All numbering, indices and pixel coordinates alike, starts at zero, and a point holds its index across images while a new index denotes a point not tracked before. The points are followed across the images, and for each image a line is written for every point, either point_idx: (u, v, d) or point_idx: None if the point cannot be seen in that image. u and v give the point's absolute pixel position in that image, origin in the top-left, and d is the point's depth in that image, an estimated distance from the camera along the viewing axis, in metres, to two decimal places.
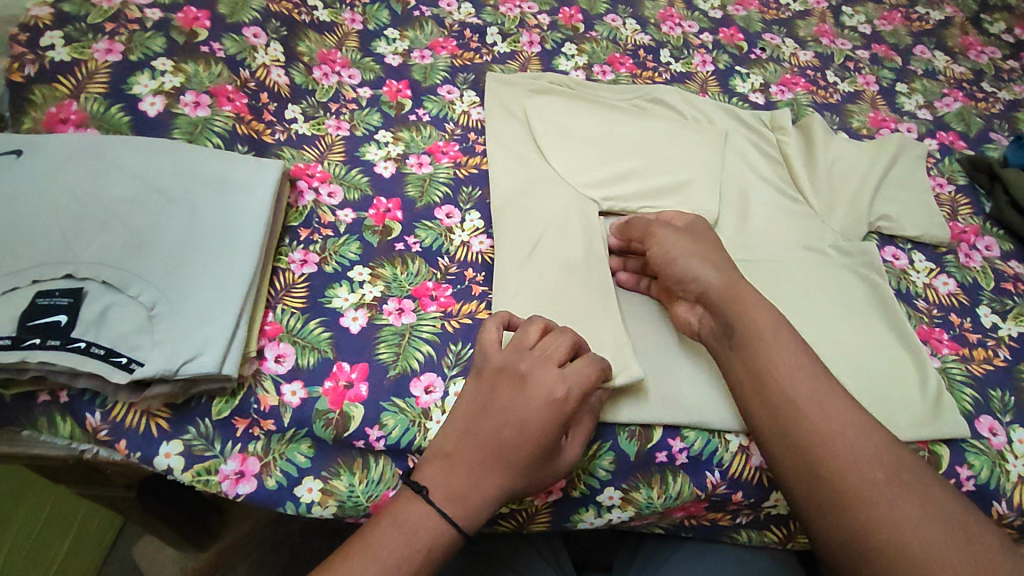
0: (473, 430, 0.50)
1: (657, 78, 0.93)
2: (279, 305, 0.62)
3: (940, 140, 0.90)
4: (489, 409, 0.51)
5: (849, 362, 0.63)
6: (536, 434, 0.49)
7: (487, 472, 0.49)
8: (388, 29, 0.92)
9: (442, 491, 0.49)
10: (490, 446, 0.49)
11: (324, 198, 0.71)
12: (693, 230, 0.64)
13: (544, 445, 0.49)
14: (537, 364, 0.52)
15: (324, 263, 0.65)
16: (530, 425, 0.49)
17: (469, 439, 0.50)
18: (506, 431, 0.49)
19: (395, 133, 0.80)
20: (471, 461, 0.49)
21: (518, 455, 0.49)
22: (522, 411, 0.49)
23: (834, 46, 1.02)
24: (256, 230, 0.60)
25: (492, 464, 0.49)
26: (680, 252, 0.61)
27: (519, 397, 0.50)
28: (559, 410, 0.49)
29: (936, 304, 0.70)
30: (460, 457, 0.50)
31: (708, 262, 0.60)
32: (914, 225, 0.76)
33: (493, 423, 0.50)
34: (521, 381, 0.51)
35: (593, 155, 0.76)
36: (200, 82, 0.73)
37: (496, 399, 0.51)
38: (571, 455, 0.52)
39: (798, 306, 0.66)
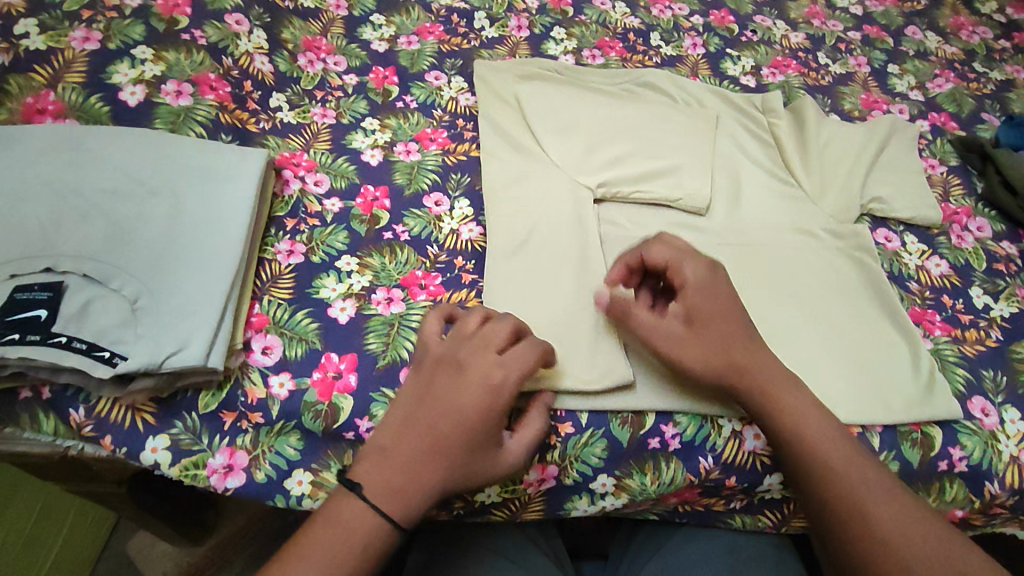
0: (412, 421, 0.50)
1: (647, 62, 0.92)
2: (265, 297, 0.61)
3: (932, 121, 0.89)
4: (427, 396, 0.51)
5: (824, 343, 0.62)
6: (476, 421, 0.49)
7: (421, 464, 0.48)
8: (374, 14, 0.90)
9: (379, 487, 0.47)
10: (426, 435, 0.49)
11: (311, 187, 0.70)
12: (697, 303, 0.55)
13: (480, 431, 0.49)
14: (475, 349, 0.52)
15: (310, 253, 0.64)
16: (467, 412, 0.49)
17: (407, 432, 0.49)
18: (444, 419, 0.49)
19: (382, 120, 0.78)
20: (408, 453, 0.48)
21: (455, 444, 0.49)
22: (460, 398, 0.49)
23: (825, 27, 1.02)
24: (242, 219, 0.59)
25: (426, 453, 0.48)
26: (688, 345, 0.54)
27: (457, 384, 0.50)
28: (497, 396, 0.50)
29: (928, 286, 0.70)
30: (398, 452, 0.49)
31: (723, 349, 0.53)
32: (906, 207, 0.75)
33: (430, 410, 0.50)
34: (460, 367, 0.51)
35: (584, 139, 0.75)
36: (182, 70, 0.72)
37: (435, 387, 0.51)
38: (514, 450, 0.51)
39: (779, 288, 0.66)
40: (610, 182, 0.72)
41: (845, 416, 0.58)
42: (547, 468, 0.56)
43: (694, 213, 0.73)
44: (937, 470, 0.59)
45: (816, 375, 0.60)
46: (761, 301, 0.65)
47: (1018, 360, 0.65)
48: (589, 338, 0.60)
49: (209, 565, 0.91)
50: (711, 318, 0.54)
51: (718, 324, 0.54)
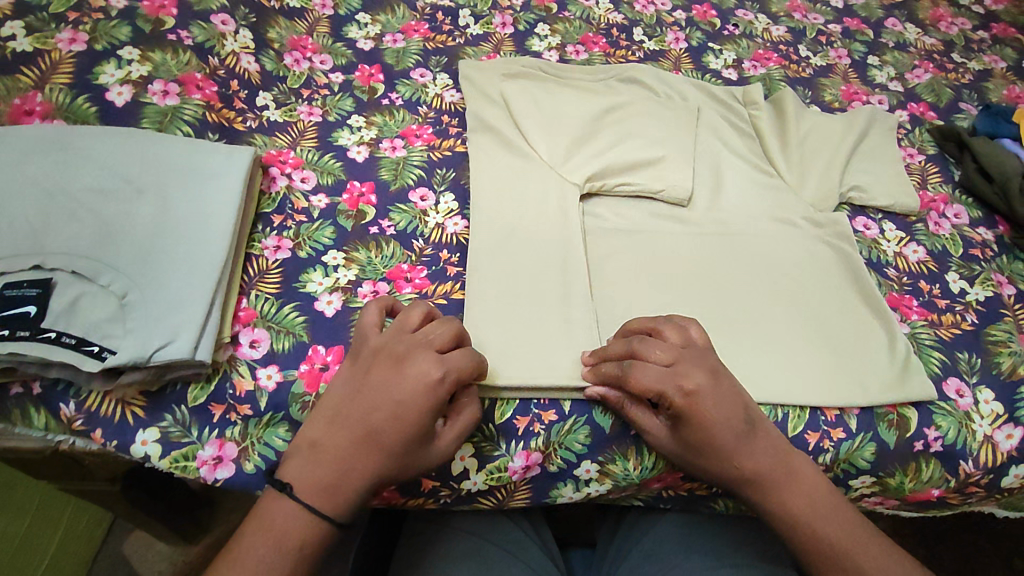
0: (346, 415, 0.51)
1: (630, 56, 0.93)
2: (253, 291, 0.62)
3: (911, 111, 0.91)
4: (365, 388, 0.51)
5: (752, 332, 0.63)
6: (411, 415, 0.50)
7: (352, 460, 0.50)
8: (360, 13, 0.91)
9: (306, 483, 0.49)
10: (362, 427, 0.50)
11: (297, 184, 0.71)
12: (690, 437, 0.52)
13: (415, 425, 0.50)
14: (415, 344, 0.52)
15: (297, 248, 0.65)
16: (405, 405, 0.50)
17: (339, 426, 0.51)
18: (379, 412, 0.50)
19: (368, 118, 0.79)
20: (342, 448, 0.50)
21: (386, 436, 0.50)
22: (396, 391, 0.50)
23: (806, 20, 1.03)
24: (227, 216, 0.60)
25: (356, 446, 0.50)
26: (679, 457, 0.54)
27: (394, 377, 0.51)
28: (434, 392, 0.50)
29: (906, 272, 0.71)
30: (331, 448, 0.50)
31: (716, 470, 0.53)
32: (884, 195, 0.77)
33: (368, 402, 0.50)
34: (399, 360, 0.52)
35: (567, 135, 0.76)
36: (168, 70, 0.73)
37: (373, 379, 0.51)
38: (445, 442, 0.52)
39: (724, 281, 0.67)
40: (593, 176, 0.73)
41: (768, 396, 0.59)
42: (531, 455, 0.57)
43: (676, 204, 0.74)
44: (913, 450, 0.60)
45: (753, 360, 0.61)
46: (727, 289, 0.66)
47: (994, 343, 0.67)
48: (572, 331, 0.62)
49: (205, 562, 0.92)
50: (706, 453, 0.53)
51: (713, 452, 0.53)
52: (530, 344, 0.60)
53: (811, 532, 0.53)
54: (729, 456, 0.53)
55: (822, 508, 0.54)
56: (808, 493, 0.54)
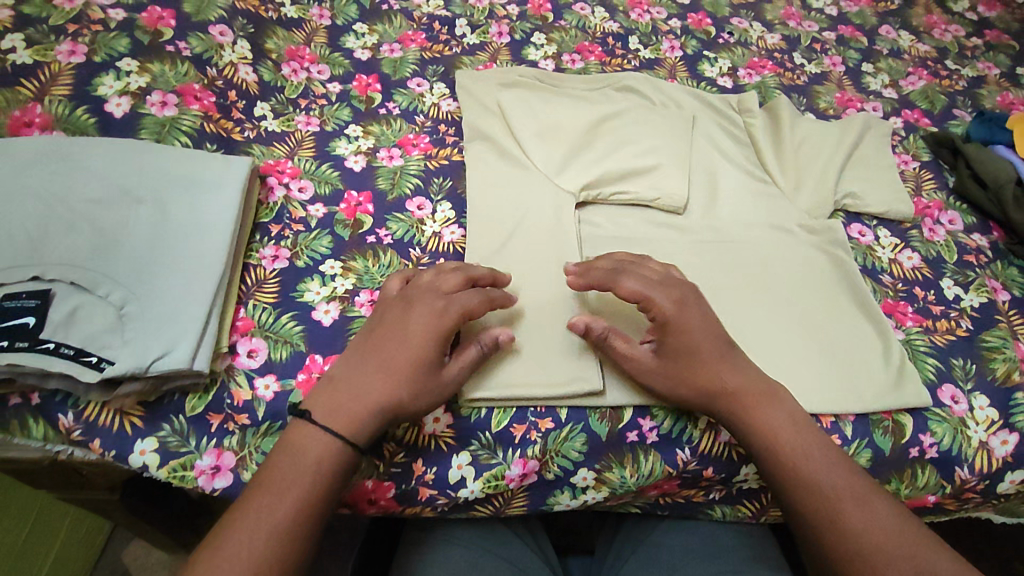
0: (359, 352, 0.55)
1: (626, 65, 0.94)
2: (251, 301, 0.62)
3: (905, 117, 0.91)
4: (378, 328, 0.56)
5: (743, 346, 0.63)
6: (418, 344, 0.54)
7: (372, 386, 0.52)
8: (357, 23, 0.92)
9: (322, 408, 0.52)
10: (374, 359, 0.54)
11: (295, 194, 0.71)
12: (674, 346, 0.56)
13: (422, 350, 0.54)
14: (423, 287, 0.57)
15: (295, 258, 0.66)
16: (413, 335, 0.54)
17: (354, 360, 0.55)
18: (389, 346, 0.55)
19: (365, 127, 0.80)
20: (352, 379, 0.54)
21: (405, 360, 0.54)
22: (405, 327, 0.55)
23: (801, 28, 1.04)
24: (225, 228, 0.61)
25: (380, 371, 0.53)
26: (664, 377, 0.56)
27: (404, 315, 0.56)
28: (440, 322, 0.55)
29: (901, 279, 0.72)
30: (343, 377, 0.54)
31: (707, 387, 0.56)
32: (878, 202, 0.77)
33: (380, 339, 0.55)
34: (408, 302, 0.57)
35: (563, 145, 0.77)
36: (167, 81, 0.73)
37: (385, 320, 0.56)
38: (452, 372, 0.55)
39: (717, 288, 0.67)
40: (588, 185, 0.74)
41: None
42: (528, 463, 0.58)
43: (672, 211, 0.74)
44: (909, 457, 0.60)
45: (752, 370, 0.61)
46: (721, 298, 0.66)
47: (988, 349, 0.67)
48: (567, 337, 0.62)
49: None
50: (690, 363, 0.56)
51: (698, 364, 0.56)
52: (527, 350, 0.61)
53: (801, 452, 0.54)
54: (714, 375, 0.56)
55: (804, 430, 0.55)
56: (789, 413, 0.56)
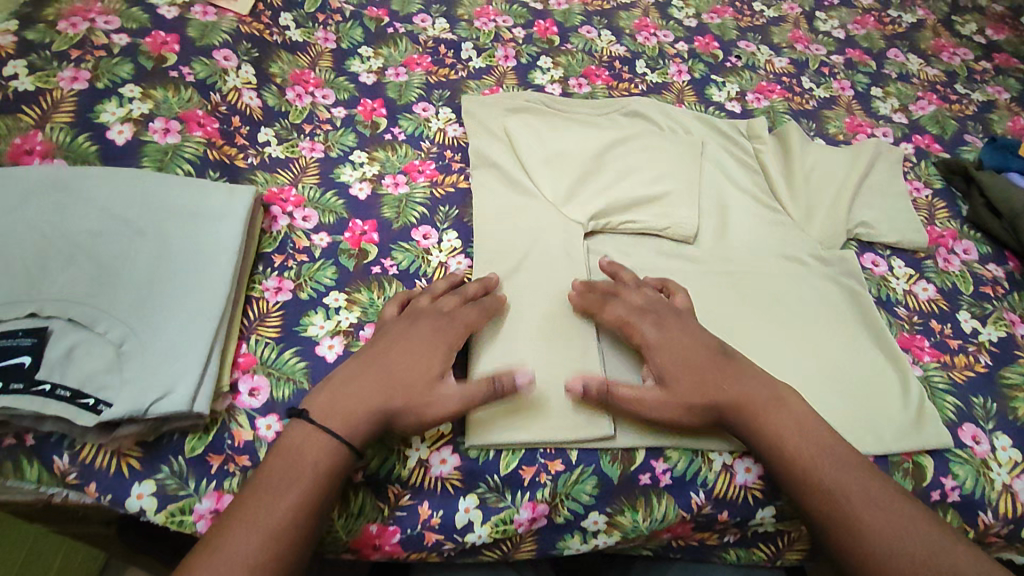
0: (360, 359, 0.56)
1: (633, 89, 0.93)
2: (253, 336, 0.61)
3: (916, 143, 0.90)
4: (377, 340, 0.58)
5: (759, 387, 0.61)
6: (422, 353, 0.56)
7: (372, 398, 0.53)
8: (362, 47, 0.92)
9: (323, 411, 0.53)
10: (374, 364, 0.55)
11: (299, 223, 0.70)
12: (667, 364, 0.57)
13: (425, 357, 0.56)
14: (427, 306, 0.60)
15: (298, 289, 0.64)
16: (415, 345, 0.57)
17: (356, 366, 0.56)
18: (390, 353, 0.56)
19: (370, 153, 0.79)
20: (351, 383, 0.54)
21: (406, 366, 0.55)
22: (406, 337, 0.57)
23: (808, 51, 1.03)
24: (227, 260, 0.60)
25: (383, 381, 0.54)
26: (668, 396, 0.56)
27: (406, 328, 0.58)
28: (442, 334, 0.58)
29: (916, 311, 0.70)
30: (348, 380, 0.54)
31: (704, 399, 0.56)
32: (891, 231, 0.77)
33: (380, 348, 0.57)
34: (411, 318, 0.59)
35: (572, 170, 0.77)
36: (170, 108, 0.73)
37: (385, 334, 0.58)
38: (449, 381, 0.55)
39: (730, 322, 0.66)
40: (598, 213, 0.73)
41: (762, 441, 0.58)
42: (537, 506, 0.56)
43: (683, 241, 0.74)
44: (930, 500, 0.58)
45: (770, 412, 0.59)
46: (734, 331, 0.65)
47: (1008, 386, 0.65)
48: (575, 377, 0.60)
49: None
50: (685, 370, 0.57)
51: (691, 369, 0.57)
52: (534, 386, 0.59)
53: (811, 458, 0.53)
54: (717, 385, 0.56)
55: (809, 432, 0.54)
56: (796, 419, 0.55)
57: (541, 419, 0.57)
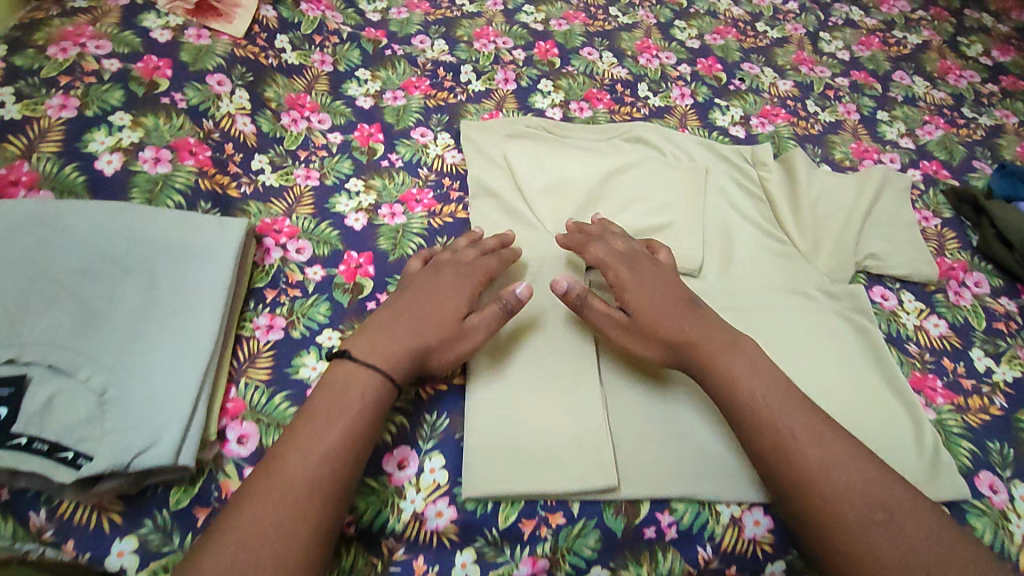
0: (391, 306, 0.59)
1: (635, 114, 0.92)
2: (242, 379, 0.58)
3: (924, 170, 0.89)
4: (405, 289, 0.61)
5: None
6: (448, 296, 0.59)
7: (408, 339, 0.56)
8: (360, 69, 0.90)
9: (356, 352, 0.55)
10: (404, 308, 0.59)
11: (292, 255, 0.68)
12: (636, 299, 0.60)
13: (453, 300, 0.59)
14: (450, 258, 0.64)
15: (290, 327, 0.62)
16: (440, 288, 0.60)
17: (386, 313, 0.59)
18: (419, 298, 0.59)
19: (366, 181, 0.77)
20: (384, 326, 0.57)
21: (435, 307, 0.58)
22: (432, 284, 0.61)
23: (813, 74, 1.01)
24: (216, 296, 0.58)
25: (421, 322, 0.57)
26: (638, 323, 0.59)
27: (432, 276, 0.61)
28: (465, 279, 0.61)
29: (928, 348, 0.68)
30: (379, 326, 0.57)
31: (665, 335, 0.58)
32: (901, 264, 0.75)
33: (408, 295, 0.60)
34: (436, 268, 0.63)
35: (572, 203, 0.76)
36: (160, 136, 0.71)
37: (412, 284, 0.61)
38: (476, 319, 0.59)
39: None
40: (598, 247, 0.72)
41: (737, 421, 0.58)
42: (538, 561, 0.54)
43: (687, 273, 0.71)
44: None
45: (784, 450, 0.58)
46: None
47: None
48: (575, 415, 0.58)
49: None
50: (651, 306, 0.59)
51: (654, 304, 0.59)
52: (540, 431, 0.58)
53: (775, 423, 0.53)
54: (689, 329, 0.58)
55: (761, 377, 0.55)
56: (751, 362, 0.56)
57: (541, 470, 0.56)
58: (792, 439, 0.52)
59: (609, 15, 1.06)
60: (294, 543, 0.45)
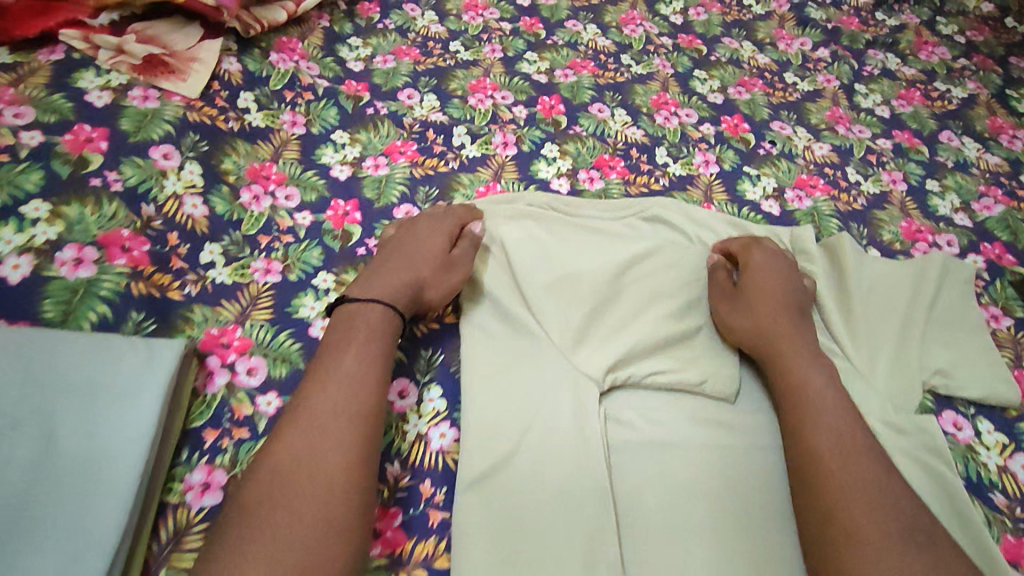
0: (377, 260, 0.64)
1: (653, 185, 0.80)
2: (164, 568, 0.48)
3: (986, 254, 0.78)
4: (387, 245, 0.65)
5: None
6: (429, 241, 0.64)
7: (403, 281, 0.60)
8: (337, 131, 0.77)
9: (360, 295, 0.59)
10: (392, 257, 0.63)
11: (241, 379, 0.58)
12: (749, 282, 0.65)
13: (434, 245, 0.64)
14: (419, 215, 0.68)
15: (231, 483, 0.52)
16: (420, 237, 0.65)
17: (376, 263, 0.63)
18: (404, 248, 0.64)
19: (339, 276, 0.66)
20: (378, 272, 0.61)
21: (420, 252, 0.63)
22: (411, 235, 0.65)
23: (852, 135, 0.90)
24: (134, 458, 0.48)
25: (407, 264, 0.62)
26: (737, 301, 0.64)
27: (409, 229, 0.66)
28: (441, 226, 0.66)
29: (1018, 500, 0.59)
30: (373, 273, 0.62)
31: (757, 316, 0.62)
32: (975, 382, 0.65)
33: (392, 248, 0.64)
34: (411, 223, 0.67)
35: (585, 300, 0.64)
36: (85, 230, 0.59)
37: (392, 240, 0.66)
38: (460, 255, 0.64)
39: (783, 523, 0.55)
40: (618, 364, 0.61)
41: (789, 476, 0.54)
42: None
43: (720, 399, 0.62)
44: None
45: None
46: (790, 536, 0.54)
47: None
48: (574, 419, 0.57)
49: None
50: (758, 292, 0.64)
51: (758, 293, 0.64)
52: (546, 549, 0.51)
53: (798, 383, 0.57)
54: (782, 320, 0.62)
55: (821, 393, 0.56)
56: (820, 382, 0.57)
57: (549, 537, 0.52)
58: (822, 422, 0.54)
59: (621, 64, 0.94)
60: (329, 476, 0.47)
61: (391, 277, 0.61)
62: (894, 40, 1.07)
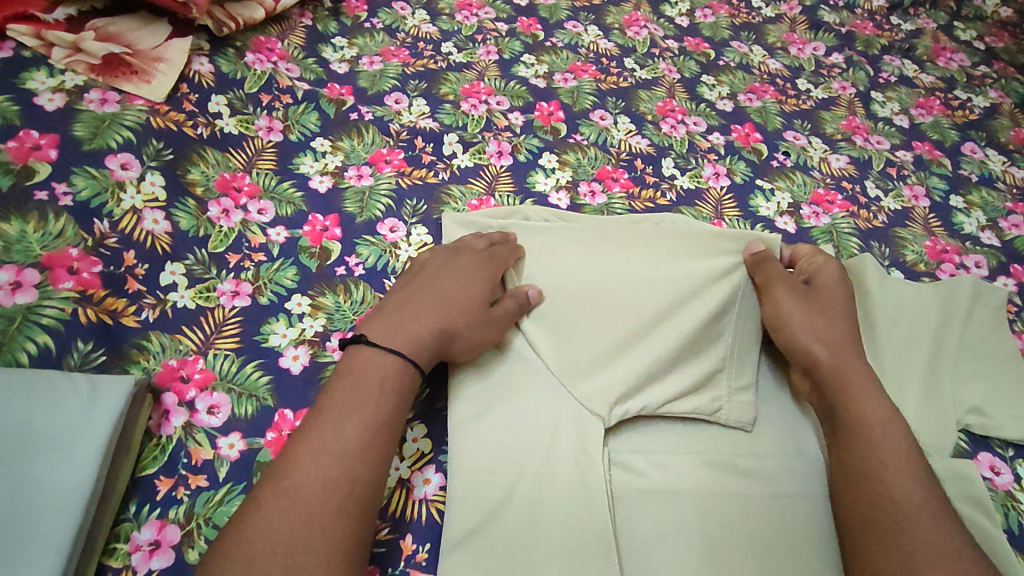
0: (411, 294, 0.55)
1: (659, 199, 0.74)
2: None
3: (1017, 276, 0.73)
4: (423, 277, 0.57)
5: None
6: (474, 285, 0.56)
7: (436, 326, 0.52)
8: (317, 138, 0.71)
9: (387, 333, 0.51)
10: (431, 294, 0.54)
11: (202, 418, 0.51)
12: (816, 292, 0.61)
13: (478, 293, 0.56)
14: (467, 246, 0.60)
15: (185, 542, 0.46)
16: (466, 277, 0.56)
17: (410, 297, 0.54)
18: (448, 284, 0.55)
19: (315, 298, 0.59)
20: (409, 309, 0.53)
21: (460, 297, 0.55)
22: (455, 271, 0.57)
23: (870, 146, 0.84)
24: (70, 516, 0.42)
25: (444, 306, 0.54)
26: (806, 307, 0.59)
27: (452, 263, 0.58)
28: (490, 270, 0.58)
29: None
30: (400, 309, 0.53)
31: (827, 326, 0.58)
32: (1012, 421, 0.60)
33: (428, 283, 0.56)
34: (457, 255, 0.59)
35: (591, 320, 0.58)
36: (27, 249, 0.54)
37: (430, 271, 0.57)
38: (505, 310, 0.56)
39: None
40: (627, 395, 0.54)
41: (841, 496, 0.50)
42: None
43: (736, 440, 0.56)
44: None
45: None
46: None
47: None
48: (578, 462, 0.51)
49: None
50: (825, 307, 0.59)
51: (822, 306, 0.59)
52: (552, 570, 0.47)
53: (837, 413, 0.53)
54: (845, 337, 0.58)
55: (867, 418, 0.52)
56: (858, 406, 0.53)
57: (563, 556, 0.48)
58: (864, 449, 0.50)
59: (623, 68, 0.88)
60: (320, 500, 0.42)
61: (423, 320, 0.52)
62: (911, 45, 1.02)
